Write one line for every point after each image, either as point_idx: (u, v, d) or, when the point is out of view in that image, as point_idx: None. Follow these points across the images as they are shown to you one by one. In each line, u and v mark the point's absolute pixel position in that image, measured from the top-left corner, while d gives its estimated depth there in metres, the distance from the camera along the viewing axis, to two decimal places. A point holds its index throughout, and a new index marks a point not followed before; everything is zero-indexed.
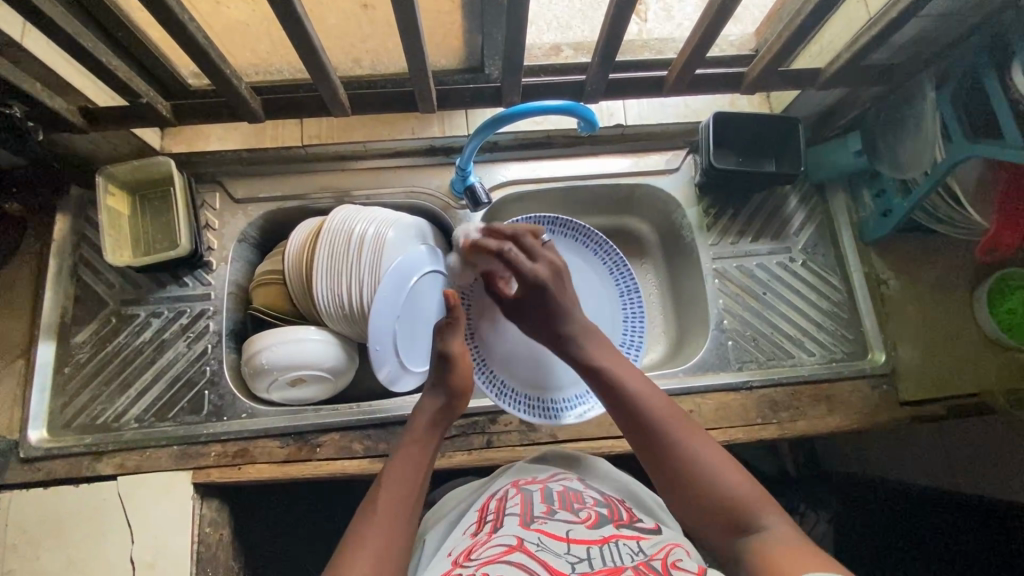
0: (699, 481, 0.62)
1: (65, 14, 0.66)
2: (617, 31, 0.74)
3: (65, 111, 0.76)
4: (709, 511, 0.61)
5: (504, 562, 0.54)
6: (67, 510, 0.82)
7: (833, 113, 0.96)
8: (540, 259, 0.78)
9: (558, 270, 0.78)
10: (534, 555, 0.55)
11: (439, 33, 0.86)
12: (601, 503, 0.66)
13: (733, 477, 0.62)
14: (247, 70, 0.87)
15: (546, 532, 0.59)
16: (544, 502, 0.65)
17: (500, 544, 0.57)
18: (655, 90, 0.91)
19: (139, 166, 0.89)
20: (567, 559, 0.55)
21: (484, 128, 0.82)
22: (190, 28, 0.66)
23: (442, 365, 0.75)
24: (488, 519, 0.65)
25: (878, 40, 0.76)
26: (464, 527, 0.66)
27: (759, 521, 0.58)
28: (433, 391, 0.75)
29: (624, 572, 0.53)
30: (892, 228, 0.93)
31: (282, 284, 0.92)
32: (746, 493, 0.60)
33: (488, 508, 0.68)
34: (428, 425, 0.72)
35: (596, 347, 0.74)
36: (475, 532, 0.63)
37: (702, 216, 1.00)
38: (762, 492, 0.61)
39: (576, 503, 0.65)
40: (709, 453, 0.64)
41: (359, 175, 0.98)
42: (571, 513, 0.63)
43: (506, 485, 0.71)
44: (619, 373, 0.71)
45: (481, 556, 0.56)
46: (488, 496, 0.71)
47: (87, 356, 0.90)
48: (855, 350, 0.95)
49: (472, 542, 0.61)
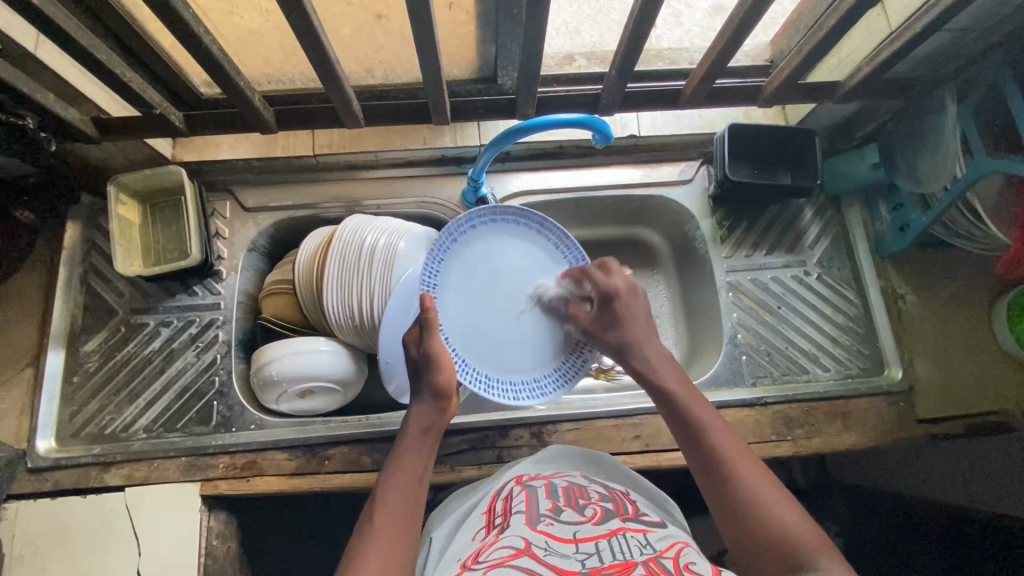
0: (764, 522, 0.58)
1: (79, 26, 0.65)
2: (635, 44, 0.73)
3: (77, 121, 0.76)
4: (767, 555, 0.57)
5: (512, 566, 0.52)
6: (74, 520, 0.81)
7: (850, 125, 0.94)
8: (617, 276, 0.77)
9: (635, 290, 0.78)
10: (542, 561, 0.53)
11: (453, 44, 0.85)
12: (606, 498, 0.66)
13: (797, 524, 0.57)
14: (260, 80, 0.86)
15: (554, 534, 0.58)
16: (549, 499, 0.64)
17: (506, 547, 0.55)
18: (670, 102, 0.90)
19: (149, 175, 0.88)
20: (576, 557, 0.54)
21: (498, 140, 0.81)
22: (203, 39, 0.66)
23: (424, 366, 0.71)
24: (494, 521, 0.63)
25: (900, 54, 0.75)
26: (472, 530, 0.64)
27: (813, 564, 0.54)
28: (421, 394, 0.72)
29: (635, 567, 0.52)
30: (910, 243, 0.92)
31: (292, 295, 0.91)
32: (807, 538, 0.56)
33: (495, 509, 0.66)
34: (421, 432, 0.70)
35: (674, 375, 0.72)
36: (481, 536, 0.62)
37: (715, 229, 0.99)
38: (824, 542, 0.56)
39: (581, 499, 0.65)
40: (778, 500, 0.59)
41: (370, 185, 0.98)
42: (577, 509, 0.62)
43: (510, 483, 0.71)
44: (690, 403, 0.69)
45: (489, 559, 0.55)
46: (493, 496, 0.70)
47: (96, 365, 0.89)
48: (871, 366, 0.94)
49: (480, 546, 0.59)
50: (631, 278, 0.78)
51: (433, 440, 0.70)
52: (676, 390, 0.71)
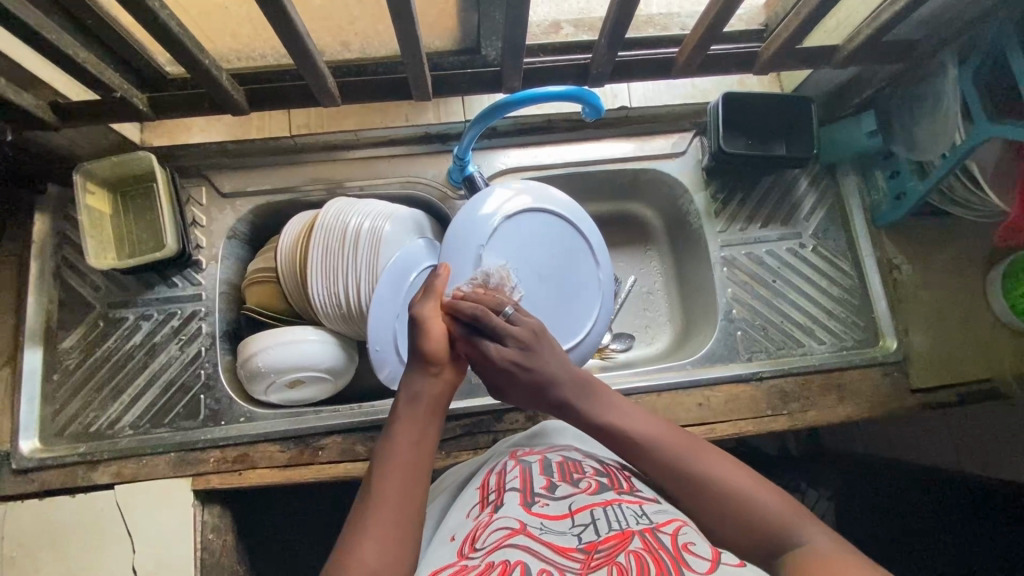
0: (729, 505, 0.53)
1: (23, 3, 0.60)
2: (625, 10, 0.69)
3: (35, 108, 0.71)
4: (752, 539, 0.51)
5: (508, 547, 0.51)
6: (64, 521, 0.80)
7: (848, 91, 0.91)
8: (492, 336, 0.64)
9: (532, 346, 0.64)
10: (538, 538, 0.52)
11: (432, 14, 0.79)
12: (601, 471, 0.64)
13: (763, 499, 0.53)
14: (228, 56, 0.81)
15: (548, 513, 0.56)
16: (543, 475, 0.63)
17: (501, 528, 0.54)
18: (662, 71, 0.86)
19: (117, 162, 0.84)
20: (572, 532, 0.54)
21: (484, 116, 0.78)
22: (160, 15, 0.61)
23: (410, 328, 0.64)
24: (488, 498, 0.62)
25: (900, 16, 0.72)
26: (466, 507, 0.63)
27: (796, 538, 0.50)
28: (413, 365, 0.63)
29: (632, 538, 0.51)
30: (907, 211, 0.90)
31: (275, 283, 0.88)
32: (783, 513, 0.52)
33: (488, 486, 0.65)
34: (409, 403, 0.61)
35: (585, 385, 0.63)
36: (476, 513, 0.60)
37: (709, 203, 0.97)
38: (799, 509, 0.52)
39: (576, 473, 0.63)
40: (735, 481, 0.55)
41: (352, 166, 0.94)
42: (571, 484, 0.61)
43: (505, 458, 0.70)
44: (618, 417, 0.61)
45: (485, 543, 0.53)
46: (487, 471, 0.69)
47: (76, 362, 0.87)
48: (866, 338, 0.93)
49: (474, 525, 0.58)
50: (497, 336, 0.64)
51: (430, 407, 0.61)
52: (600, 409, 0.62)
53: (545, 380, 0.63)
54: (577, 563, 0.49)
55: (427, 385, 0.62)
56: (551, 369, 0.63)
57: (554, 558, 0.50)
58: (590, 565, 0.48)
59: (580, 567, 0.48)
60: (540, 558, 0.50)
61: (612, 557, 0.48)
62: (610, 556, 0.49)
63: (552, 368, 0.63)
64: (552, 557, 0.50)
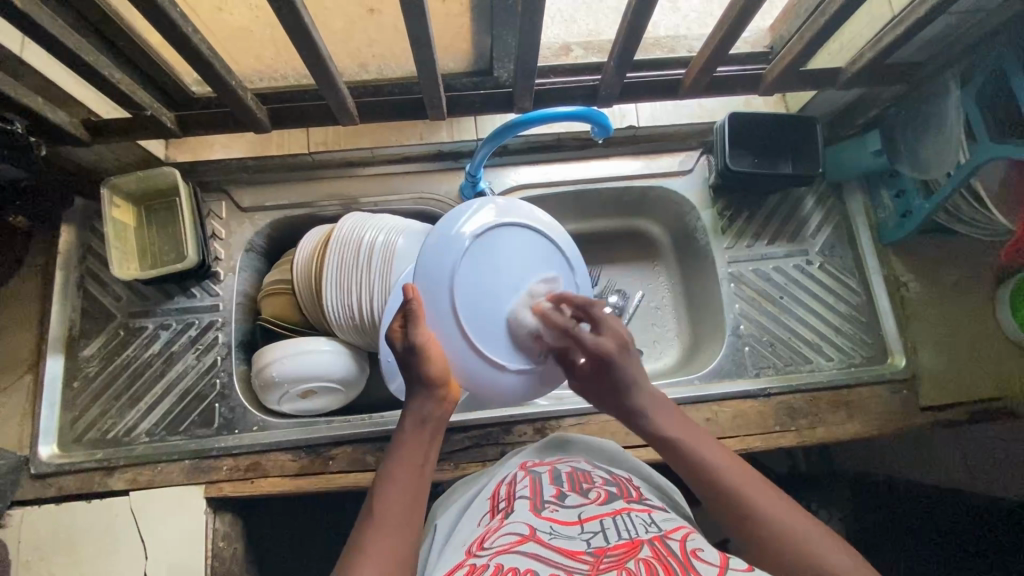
0: (774, 529, 0.52)
1: (63, 27, 0.64)
2: (633, 33, 0.72)
3: (68, 125, 0.75)
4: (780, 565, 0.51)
5: (518, 551, 0.52)
6: (79, 526, 0.81)
7: (852, 112, 0.92)
8: (605, 331, 0.66)
9: (628, 342, 0.67)
10: (548, 543, 0.53)
11: (447, 36, 0.83)
12: (610, 482, 0.65)
13: (813, 528, 0.51)
14: (251, 77, 0.85)
15: (558, 519, 0.57)
16: (553, 484, 0.64)
17: (511, 533, 0.55)
18: (670, 91, 0.89)
19: (143, 176, 0.87)
20: (581, 537, 0.54)
21: (496, 134, 0.80)
22: (191, 39, 0.64)
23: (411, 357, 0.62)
24: (499, 506, 0.63)
25: (902, 40, 0.74)
26: (477, 516, 0.63)
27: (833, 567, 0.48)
28: (415, 391, 0.64)
29: (641, 547, 0.51)
30: (913, 229, 0.91)
31: (290, 294, 0.90)
32: (825, 542, 0.50)
33: (499, 495, 0.66)
34: (418, 424, 0.62)
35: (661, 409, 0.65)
36: (487, 521, 0.61)
37: (716, 220, 0.99)
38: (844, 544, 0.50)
39: (585, 483, 0.64)
40: (780, 507, 0.53)
41: (367, 182, 0.97)
42: (581, 493, 0.62)
43: (515, 469, 0.71)
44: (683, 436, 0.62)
45: (494, 545, 0.54)
46: (498, 481, 0.70)
47: (95, 370, 0.89)
48: (874, 355, 0.94)
49: (485, 531, 0.58)
50: (621, 329, 0.67)
51: (432, 432, 0.63)
52: (673, 427, 0.63)
53: (628, 384, 0.66)
54: (586, 565, 0.49)
55: (433, 408, 0.63)
56: (637, 374, 0.66)
57: (564, 562, 0.50)
58: (599, 568, 0.48)
59: (589, 569, 0.49)
60: (548, 563, 0.50)
61: (621, 562, 0.49)
62: (619, 562, 0.49)
63: (634, 373, 0.66)
64: (562, 561, 0.50)
